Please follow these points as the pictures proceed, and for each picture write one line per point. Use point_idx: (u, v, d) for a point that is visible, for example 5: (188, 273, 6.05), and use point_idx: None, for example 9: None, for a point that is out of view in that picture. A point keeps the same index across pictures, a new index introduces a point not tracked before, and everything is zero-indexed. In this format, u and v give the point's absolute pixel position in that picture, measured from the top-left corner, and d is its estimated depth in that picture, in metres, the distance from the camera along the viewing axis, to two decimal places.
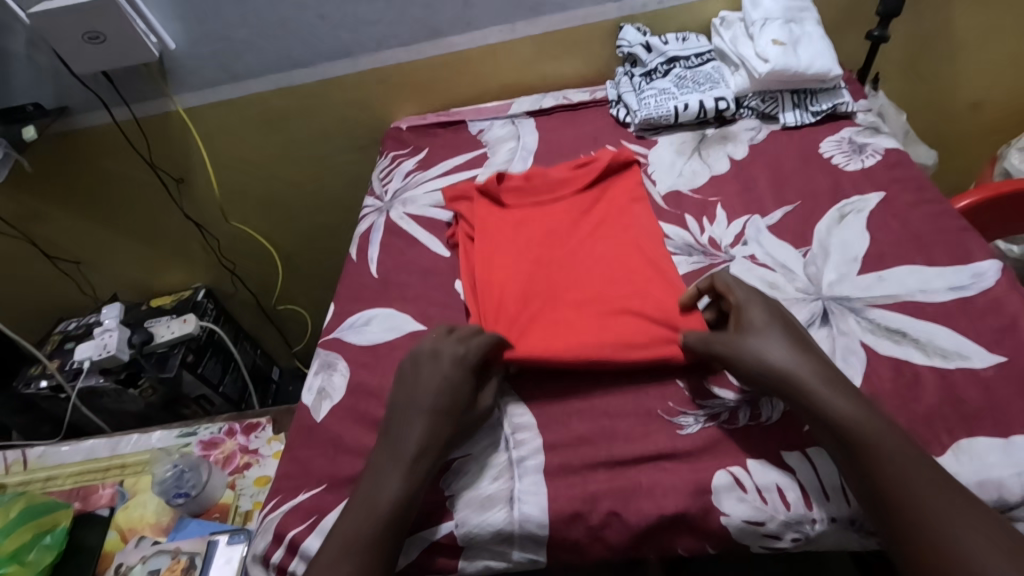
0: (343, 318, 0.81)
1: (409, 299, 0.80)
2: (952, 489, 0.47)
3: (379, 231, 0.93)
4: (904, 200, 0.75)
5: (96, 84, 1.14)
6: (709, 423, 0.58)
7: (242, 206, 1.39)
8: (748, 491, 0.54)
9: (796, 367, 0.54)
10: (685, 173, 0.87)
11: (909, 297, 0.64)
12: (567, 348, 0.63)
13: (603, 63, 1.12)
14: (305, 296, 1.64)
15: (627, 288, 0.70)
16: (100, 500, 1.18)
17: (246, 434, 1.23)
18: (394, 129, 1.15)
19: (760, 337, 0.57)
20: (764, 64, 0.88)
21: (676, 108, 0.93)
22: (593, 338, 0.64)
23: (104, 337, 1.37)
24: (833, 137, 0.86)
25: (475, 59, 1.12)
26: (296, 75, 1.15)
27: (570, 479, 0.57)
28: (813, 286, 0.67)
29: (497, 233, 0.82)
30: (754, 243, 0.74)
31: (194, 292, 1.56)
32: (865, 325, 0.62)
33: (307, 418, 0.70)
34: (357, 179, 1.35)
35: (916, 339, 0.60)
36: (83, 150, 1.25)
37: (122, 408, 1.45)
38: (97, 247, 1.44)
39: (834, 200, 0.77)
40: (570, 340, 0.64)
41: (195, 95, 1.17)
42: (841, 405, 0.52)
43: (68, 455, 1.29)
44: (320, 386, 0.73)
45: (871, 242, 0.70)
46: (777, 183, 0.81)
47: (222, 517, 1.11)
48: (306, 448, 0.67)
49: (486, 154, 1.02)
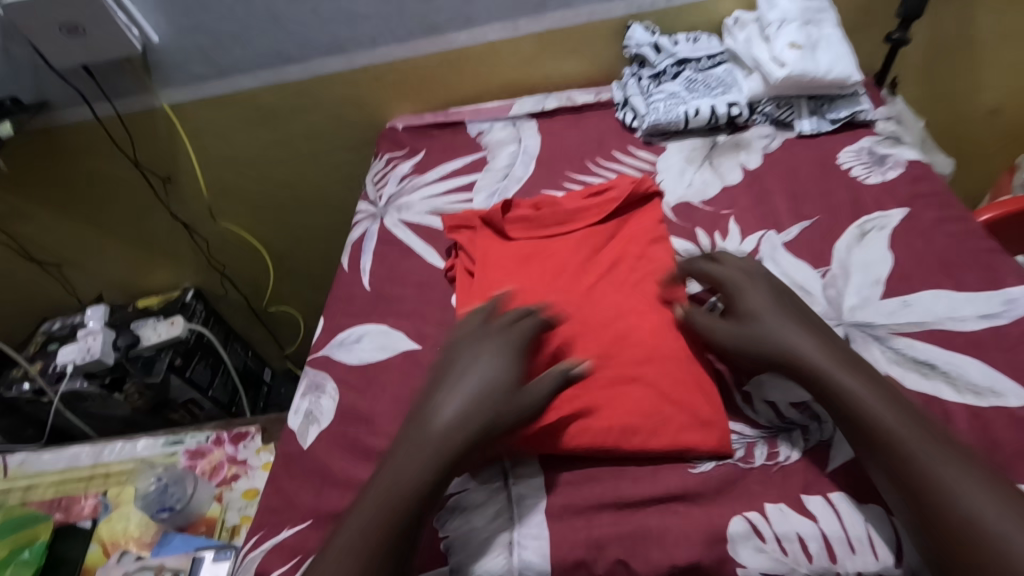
0: (333, 334, 0.76)
1: (403, 314, 0.76)
2: (968, 461, 0.47)
3: (373, 239, 0.89)
4: (929, 216, 0.70)
5: (76, 78, 1.08)
6: (723, 461, 0.56)
7: (232, 206, 1.34)
8: (767, 540, 0.50)
9: (793, 338, 0.56)
10: (695, 183, 0.83)
11: (937, 325, 0.60)
12: (570, 433, 0.57)
13: (608, 63, 1.07)
14: (298, 297, 1.59)
15: (641, 344, 0.63)
16: (82, 512, 1.13)
17: (234, 443, 1.18)
18: (390, 129, 1.10)
19: (766, 321, 0.58)
20: (780, 69, 0.83)
21: (686, 113, 0.88)
22: (599, 419, 0.58)
23: (87, 340, 1.33)
24: (851, 147, 0.82)
25: (474, 57, 1.07)
26: (287, 72, 1.10)
27: (573, 522, 0.53)
28: (833, 311, 0.63)
29: (499, 270, 0.74)
30: (769, 262, 0.70)
31: (183, 293, 1.51)
32: (890, 355, 0.58)
33: (292, 445, 0.66)
34: (352, 179, 1.30)
35: (946, 372, 0.56)
36: (64, 147, 1.19)
37: (108, 412, 1.41)
38: (82, 246, 1.39)
39: (854, 215, 0.72)
40: (574, 421, 0.58)
41: (181, 91, 1.11)
42: (852, 386, 0.52)
43: (49, 462, 1.24)
44: (307, 409, 0.69)
45: (895, 263, 0.66)
46: (793, 196, 0.77)
47: (208, 532, 1.06)
48: (292, 479, 0.63)
49: (485, 158, 0.97)
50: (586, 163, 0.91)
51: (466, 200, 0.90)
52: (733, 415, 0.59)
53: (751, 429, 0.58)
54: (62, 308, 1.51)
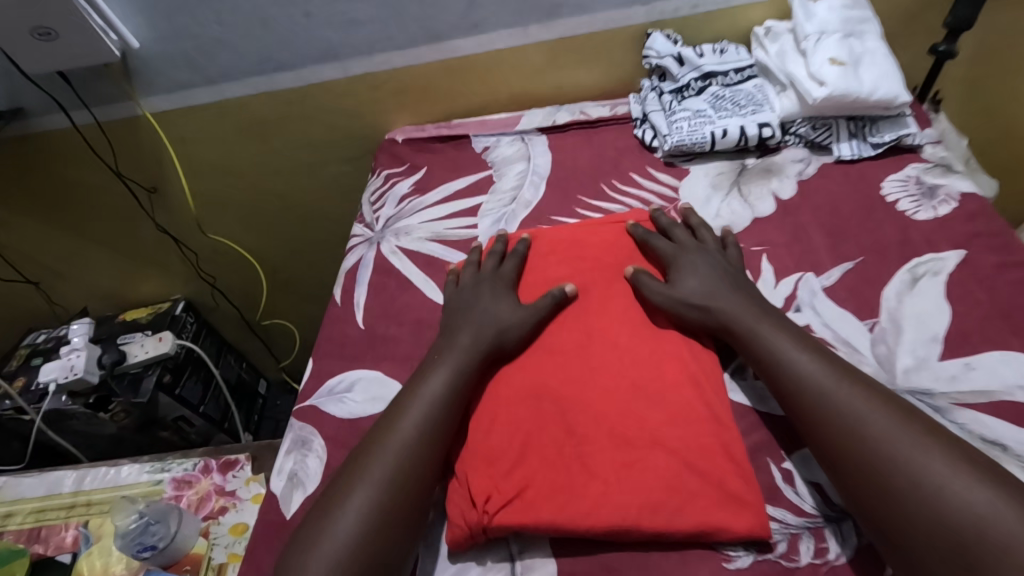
0: (322, 380, 0.69)
1: (399, 359, 0.69)
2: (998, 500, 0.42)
3: (368, 268, 0.81)
4: (989, 261, 0.63)
5: (51, 84, 1.00)
6: (764, 556, 0.49)
7: (222, 217, 1.26)
8: None
9: (743, 312, 0.59)
10: (722, 214, 0.75)
11: (1006, 396, 0.52)
12: (582, 508, 0.51)
13: (625, 73, 0.99)
14: (293, 309, 1.52)
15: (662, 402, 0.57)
16: (62, 544, 1.08)
17: (223, 472, 1.12)
18: (389, 142, 1.02)
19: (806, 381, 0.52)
20: (819, 87, 0.75)
21: (713, 134, 0.80)
22: (615, 493, 0.51)
23: (70, 358, 1.24)
24: (896, 176, 0.74)
25: (480, 65, 0.99)
26: (279, 80, 1.02)
27: None
28: (885, 373, 0.56)
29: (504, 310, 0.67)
30: (809, 310, 0.62)
31: (173, 305, 1.44)
32: (953, 431, 0.51)
33: (274, 512, 0.59)
34: (349, 191, 1.22)
35: (1020, 455, 0.49)
36: (43, 155, 1.12)
37: (94, 431, 1.35)
38: (65, 257, 1.32)
39: (903, 257, 0.65)
40: (586, 496, 0.51)
41: (165, 99, 1.04)
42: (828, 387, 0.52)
43: (29, 487, 1.18)
44: (292, 469, 0.62)
45: (953, 316, 0.59)
46: (833, 232, 0.69)
47: (193, 571, 1.00)
48: (272, 553, 0.57)
49: (491, 178, 0.89)
50: (601, 186, 0.84)
51: (469, 226, 0.83)
52: (773, 498, 0.52)
53: (795, 516, 0.51)
54: (48, 319, 1.45)
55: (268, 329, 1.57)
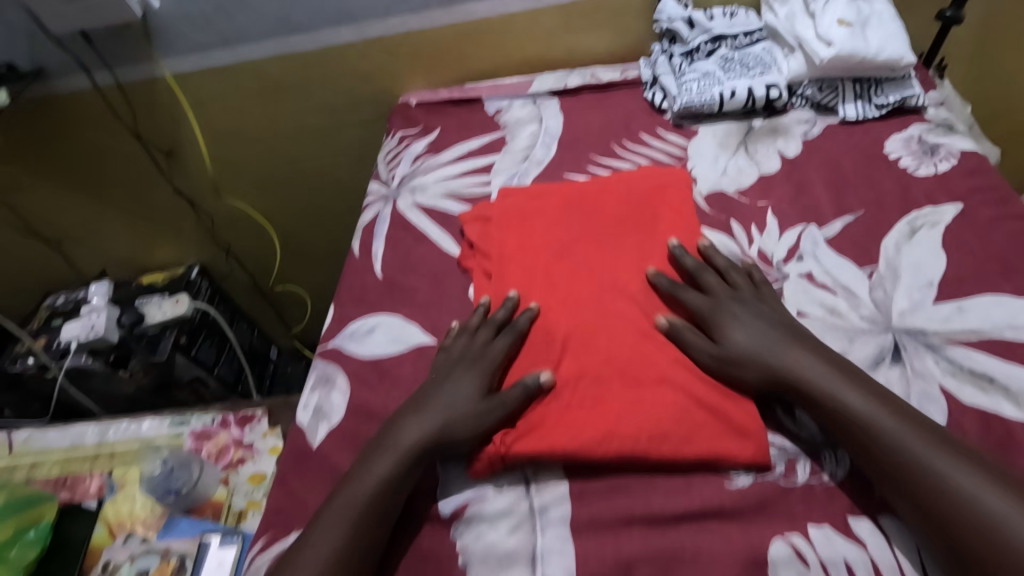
0: (343, 324, 0.73)
1: (417, 306, 0.72)
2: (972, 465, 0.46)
3: (385, 222, 0.84)
4: (986, 213, 0.65)
5: (73, 44, 1.03)
6: (762, 477, 0.52)
7: (238, 181, 1.29)
8: (811, 566, 0.47)
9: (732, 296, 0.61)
10: (729, 171, 0.77)
11: (996, 334, 0.55)
12: (594, 435, 0.54)
13: (635, 38, 1.01)
14: (304, 276, 1.55)
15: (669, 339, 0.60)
16: (88, 492, 1.13)
17: (240, 426, 1.16)
18: (403, 105, 1.04)
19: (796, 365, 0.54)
20: (826, 48, 0.77)
21: (721, 95, 0.82)
22: (628, 421, 0.54)
23: (91, 317, 1.30)
24: (899, 135, 0.76)
25: (493, 29, 1.00)
26: (295, 42, 1.04)
27: (602, 537, 0.50)
28: (881, 316, 0.59)
29: (516, 258, 0.70)
30: (810, 259, 0.65)
31: (188, 270, 1.48)
32: (944, 366, 0.54)
33: (302, 442, 0.63)
34: (362, 156, 1.25)
35: (1005, 387, 0.52)
36: (63, 116, 1.14)
37: (113, 390, 1.39)
38: (83, 220, 1.35)
39: (903, 210, 0.67)
40: (600, 424, 0.54)
41: (185, 60, 1.06)
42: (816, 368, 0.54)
43: (53, 440, 1.22)
44: (317, 403, 0.65)
45: (948, 264, 0.61)
46: (836, 188, 0.72)
47: (214, 517, 1.05)
48: (301, 478, 0.60)
49: (504, 138, 0.92)
50: (612, 145, 0.86)
51: (483, 184, 0.86)
52: (774, 426, 0.55)
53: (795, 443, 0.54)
54: (65, 282, 1.48)
55: (281, 294, 1.61)
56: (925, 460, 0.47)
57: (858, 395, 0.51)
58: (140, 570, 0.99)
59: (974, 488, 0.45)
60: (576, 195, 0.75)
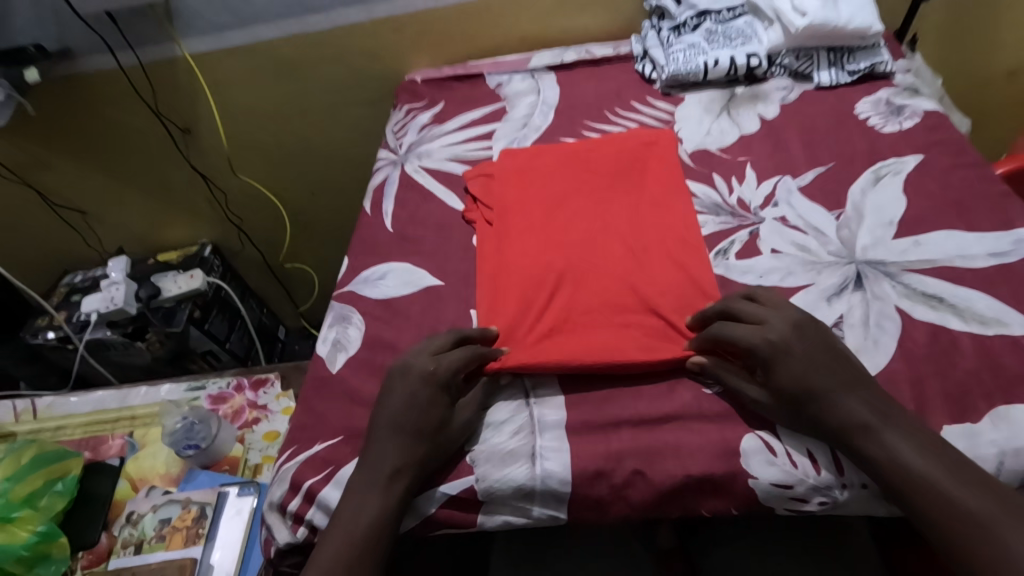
0: (357, 272, 0.79)
1: (425, 253, 0.78)
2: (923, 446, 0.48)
3: (394, 184, 0.91)
4: (944, 163, 0.72)
5: (99, 25, 1.09)
6: None
7: (250, 159, 1.36)
8: (777, 454, 0.53)
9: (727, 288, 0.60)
10: (713, 132, 0.84)
11: (947, 263, 0.62)
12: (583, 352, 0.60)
13: (627, 17, 1.07)
14: (312, 254, 1.61)
15: (649, 274, 0.67)
16: (110, 450, 1.18)
17: (254, 389, 1.22)
18: (409, 82, 1.11)
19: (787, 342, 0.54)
20: (801, 19, 0.84)
21: (706, 64, 0.89)
22: (612, 341, 0.61)
23: (110, 291, 1.35)
24: (869, 98, 0.82)
25: (494, 9, 1.07)
26: (308, 22, 1.10)
27: (593, 436, 0.56)
28: (846, 250, 0.65)
29: (514, 212, 0.77)
30: (785, 205, 0.71)
31: (201, 248, 1.54)
32: (900, 290, 0.60)
33: (322, 370, 0.69)
34: (369, 134, 1.31)
35: (953, 305, 0.58)
36: (87, 95, 1.21)
37: (130, 361, 1.46)
38: (103, 199, 1.41)
39: (870, 162, 0.74)
40: (586, 344, 0.61)
41: (203, 40, 1.12)
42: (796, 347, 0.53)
43: (76, 405, 1.28)
44: (335, 337, 0.72)
45: (908, 206, 0.68)
46: (810, 144, 0.78)
47: (232, 470, 1.11)
48: (321, 400, 0.66)
49: (504, 109, 0.98)
50: (605, 113, 0.92)
51: (485, 148, 0.92)
52: None
53: None
54: (83, 261, 1.54)
55: (289, 273, 1.67)
56: (876, 437, 0.49)
57: (824, 374, 0.52)
58: (163, 518, 1.05)
59: (923, 464, 0.47)
60: (569, 155, 0.82)
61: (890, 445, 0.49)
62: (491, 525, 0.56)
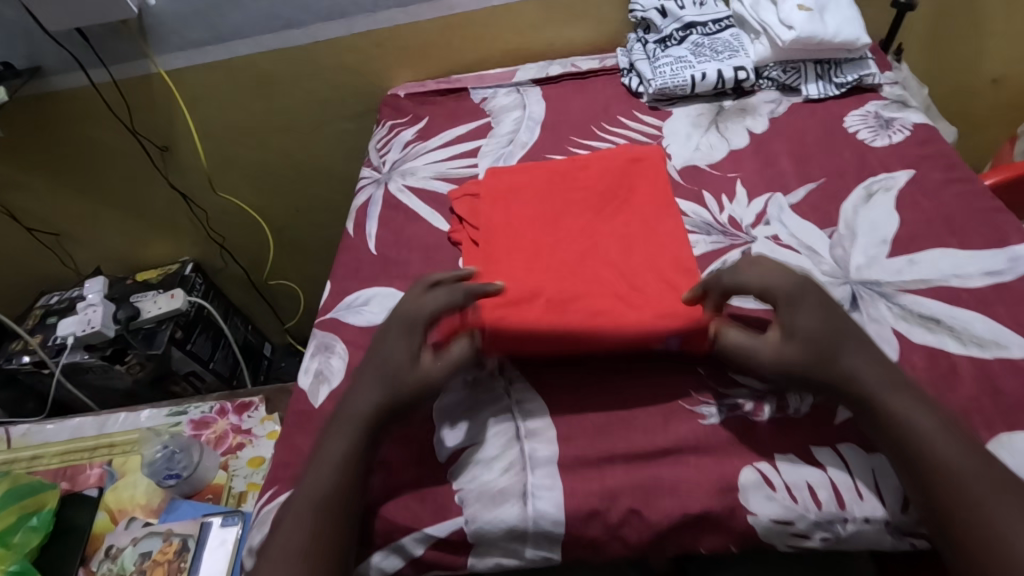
0: (340, 297, 0.76)
1: (410, 278, 0.76)
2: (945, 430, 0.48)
3: (377, 204, 0.88)
4: (935, 178, 0.71)
5: (70, 42, 1.06)
6: (733, 414, 0.55)
7: (231, 175, 1.32)
8: (777, 489, 0.51)
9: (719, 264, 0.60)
10: (702, 147, 0.82)
11: (943, 282, 0.61)
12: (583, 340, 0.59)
13: (613, 28, 1.06)
14: (296, 270, 1.58)
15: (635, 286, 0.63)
16: (88, 480, 1.14)
17: (238, 413, 1.19)
18: (391, 96, 1.08)
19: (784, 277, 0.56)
20: (788, 31, 0.83)
21: (693, 78, 0.88)
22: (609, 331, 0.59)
23: (87, 312, 1.32)
24: (858, 111, 0.82)
25: (477, 22, 1.05)
26: (287, 37, 1.08)
27: (587, 472, 0.54)
28: (840, 270, 0.64)
29: (499, 232, 0.74)
30: (777, 223, 0.70)
31: (182, 266, 1.50)
32: (897, 311, 0.59)
33: (304, 403, 0.67)
34: (353, 149, 1.28)
35: (951, 326, 0.57)
36: (60, 113, 1.17)
37: (108, 385, 1.41)
38: (79, 218, 1.37)
39: (861, 177, 0.73)
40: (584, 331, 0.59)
41: (179, 56, 1.09)
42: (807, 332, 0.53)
43: (52, 433, 1.24)
44: (317, 368, 0.69)
45: (900, 223, 0.67)
46: (800, 159, 0.77)
47: (215, 499, 1.08)
48: (304, 436, 0.64)
49: (490, 124, 0.96)
50: (591, 128, 0.91)
51: (470, 166, 0.90)
52: None
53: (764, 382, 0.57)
54: (60, 281, 1.50)
55: (274, 289, 1.63)
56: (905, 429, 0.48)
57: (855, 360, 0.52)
58: (143, 552, 1.00)
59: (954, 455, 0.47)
60: (560, 172, 0.80)
61: (928, 445, 0.47)
62: (482, 567, 0.54)
